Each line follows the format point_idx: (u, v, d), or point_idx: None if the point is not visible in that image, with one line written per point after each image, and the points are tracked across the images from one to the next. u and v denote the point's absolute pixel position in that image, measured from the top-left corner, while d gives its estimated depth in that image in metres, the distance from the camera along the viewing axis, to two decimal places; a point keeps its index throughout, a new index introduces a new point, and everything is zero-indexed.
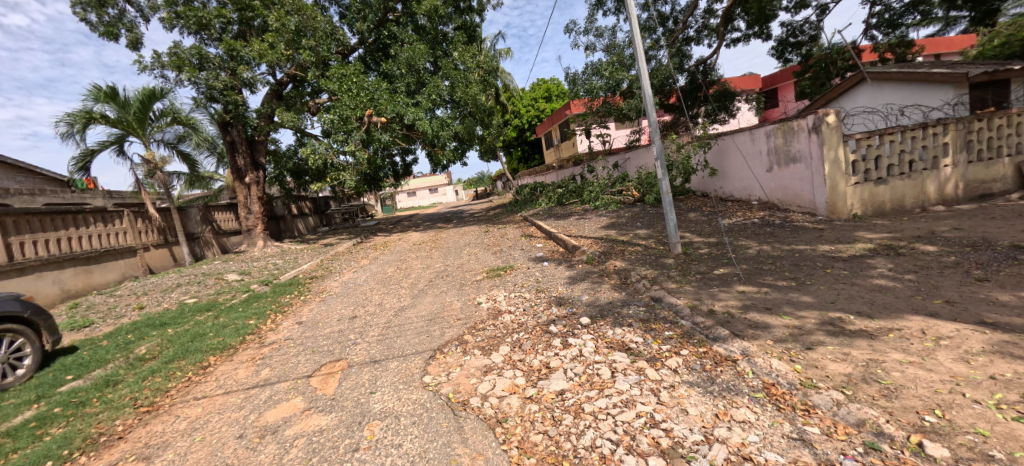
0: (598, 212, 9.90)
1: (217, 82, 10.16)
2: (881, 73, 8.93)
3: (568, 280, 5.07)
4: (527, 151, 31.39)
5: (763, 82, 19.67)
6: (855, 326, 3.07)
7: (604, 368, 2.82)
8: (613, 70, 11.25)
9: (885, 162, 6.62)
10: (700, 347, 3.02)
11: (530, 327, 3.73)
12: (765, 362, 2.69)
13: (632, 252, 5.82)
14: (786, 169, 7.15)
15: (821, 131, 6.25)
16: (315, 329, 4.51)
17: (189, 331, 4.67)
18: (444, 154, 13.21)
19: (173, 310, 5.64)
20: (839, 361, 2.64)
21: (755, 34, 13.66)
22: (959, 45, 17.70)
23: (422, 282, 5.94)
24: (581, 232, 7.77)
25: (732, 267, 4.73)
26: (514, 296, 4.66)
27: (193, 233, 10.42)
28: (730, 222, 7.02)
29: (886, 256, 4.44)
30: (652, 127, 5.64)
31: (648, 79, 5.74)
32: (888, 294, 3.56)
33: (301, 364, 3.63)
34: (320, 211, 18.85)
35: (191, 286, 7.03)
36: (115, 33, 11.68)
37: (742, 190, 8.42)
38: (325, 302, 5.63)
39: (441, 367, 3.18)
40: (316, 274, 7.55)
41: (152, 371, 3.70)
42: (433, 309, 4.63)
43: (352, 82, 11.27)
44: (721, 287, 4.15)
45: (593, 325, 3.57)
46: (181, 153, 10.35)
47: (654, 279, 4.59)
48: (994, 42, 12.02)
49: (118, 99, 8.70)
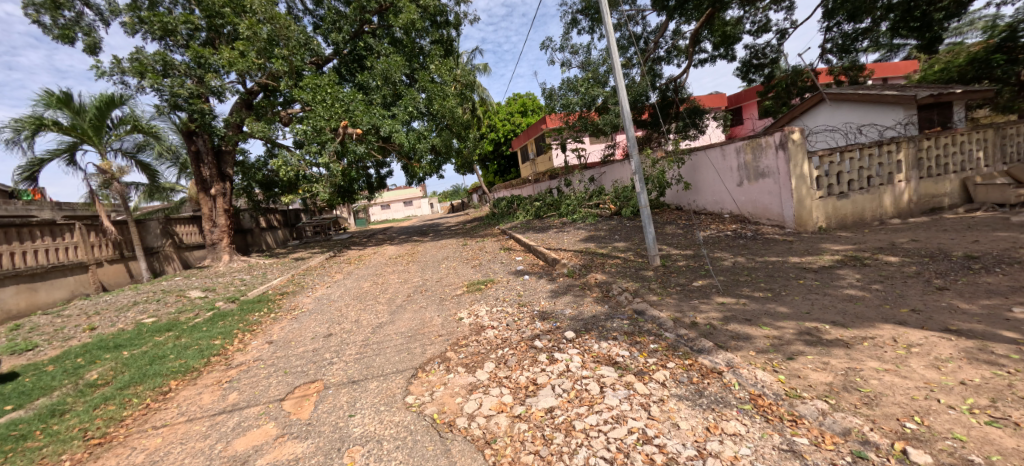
0: (576, 225, 9.97)
1: (182, 89, 9.81)
2: (839, 93, 9.45)
3: (549, 293, 5.04)
4: (503, 165, 31.78)
5: (729, 101, 20.62)
6: (832, 335, 3.15)
7: (592, 383, 2.77)
8: (588, 86, 11.53)
9: (846, 177, 7.01)
10: (686, 359, 3.03)
11: (514, 342, 3.67)
12: (750, 373, 2.72)
13: (612, 264, 5.87)
14: (755, 183, 7.41)
15: (787, 147, 6.54)
16: (287, 349, 4.29)
17: (146, 353, 4.34)
18: (420, 167, 13.07)
19: (129, 331, 5.24)
20: (819, 371, 2.69)
21: (722, 56, 14.33)
22: (904, 70, 19.01)
23: (401, 297, 5.79)
24: (560, 245, 7.81)
25: (710, 279, 4.81)
26: (496, 312, 4.56)
27: (151, 247, 9.85)
28: (706, 235, 7.20)
29: (853, 267, 4.63)
30: (630, 141, 5.61)
31: (625, 86, 5.68)
32: (859, 304, 3.69)
33: (273, 387, 3.42)
34: (290, 224, 18.26)
35: (150, 304, 6.57)
36: (71, 36, 11.16)
37: (715, 203, 8.66)
38: (298, 320, 5.37)
39: (424, 387, 3.06)
40: (287, 290, 7.24)
41: (104, 399, 3.40)
42: (413, 325, 4.49)
43: (327, 93, 11.06)
44: (701, 299, 4.20)
45: (578, 339, 3.54)
46: (140, 163, 9.83)
47: (635, 292, 4.62)
48: (934, 68, 13.02)
49: (72, 105, 8.20)
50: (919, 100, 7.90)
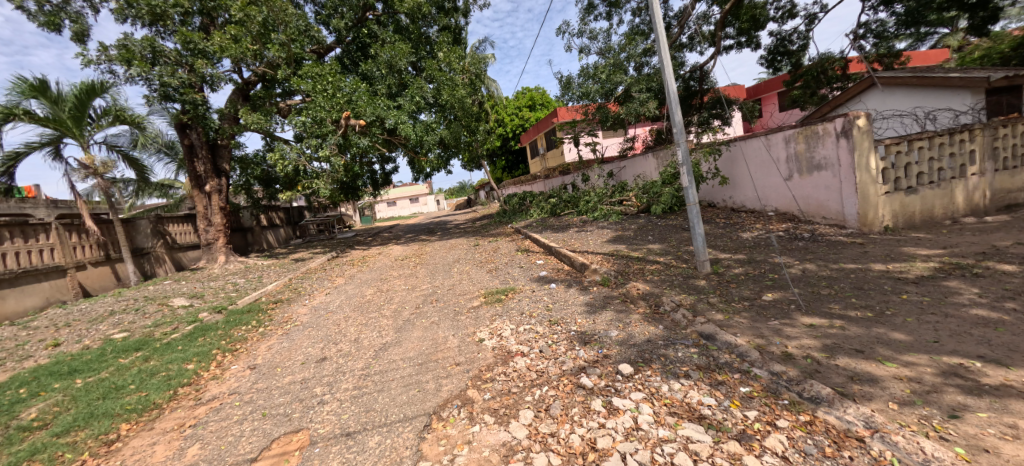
0: (598, 223, 9.15)
1: (172, 78, 9.12)
2: (893, 77, 8.38)
3: (586, 308, 4.23)
4: (511, 160, 31.09)
5: (748, 92, 19.60)
6: (994, 381, 2.32)
7: (679, 454, 1.96)
8: (609, 73, 10.65)
9: (915, 170, 6.14)
10: (800, 413, 2.20)
11: (555, 378, 2.87)
12: (910, 442, 1.90)
13: (653, 272, 5.05)
14: (808, 177, 6.50)
15: (851, 135, 5.64)
16: (270, 378, 3.50)
17: (104, 382, 3.59)
18: (427, 162, 12.32)
19: (93, 349, 4.47)
20: (1013, 440, 1.87)
21: (746, 43, 13.42)
22: (937, 58, 17.85)
23: (408, 309, 5.00)
24: (586, 246, 6.99)
25: (783, 292, 3.96)
26: (524, 332, 3.74)
27: (141, 248, 9.18)
28: (753, 235, 6.32)
29: (963, 277, 3.77)
30: (677, 127, 4.73)
31: (669, 60, 4.81)
32: (1002, 330, 2.84)
33: (244, 439, 2.64)
34: (293, 222, 17.62)
35: (127, 314, 5.79)
36: (58, 23, 10.52)
37: (756, 200, 7.78)
38: (289, 336, 4.60)
39: (442, 447, 2.27)
40: (282, 297, 6.48)
41: (31, 453, 2.64)
42: (423, 348, 3.70)
43: (328, 82, 10.34)
44: (783, 321, 3.38)
45: (638, 377, 2.73)
46: (128, 157, 9.13)
47: (694, 308, 3.81)
48: (980, 53, 11.98)
49: (49, 93, 7.48)
50: (992, 83, 6.97)
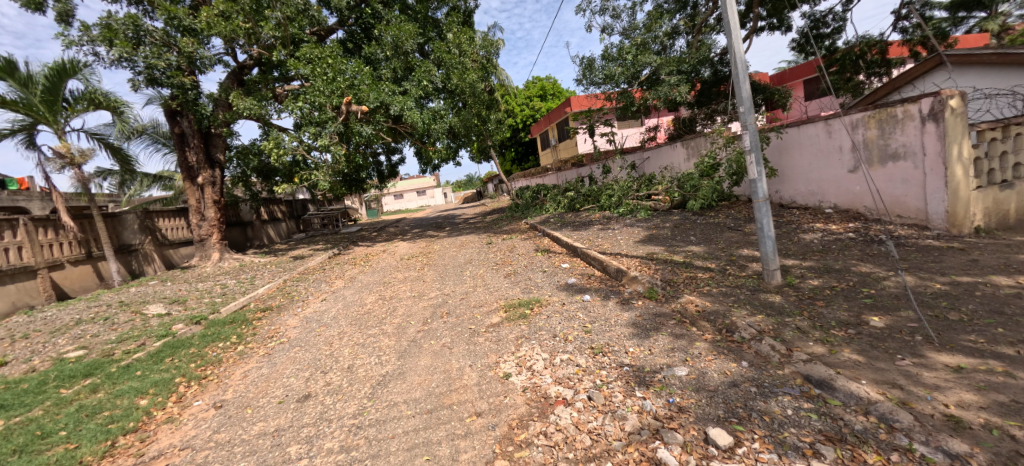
0: (624, 220, 8.28)
1: (158, 59, 8.34)
2: (966, 55, 7.10)
3: (635, 330, 3.39)
4: (521, 152, 30.17)
5: (772, 79, 18.41)
6: None
7: None
8: (635, 53, 9.68)
9: (1011, 160, 5.17)
10: None
11: (618, 451, 2.02)
12: None
13: (710, 282, 4.18)
14: (880, 168, 5.57)
15: (942, 118, 4.69)
16: (236, 426, 2.72)
17: (27, 426, 2.82)
18: (435, 152, 11.47)
19: (35, 373, 3.71)
20: None
21: (777, 25, 12.35)
22: (978, 43, 16.57)
23: (414, 326, 4.19)
24: (616, 247, 6.13)
25: (893, 314, 3.09)
26: (563, 366, 2.91)
27: (128, 245, 8.51)
28: (817, 235, 5.41)
29: None
30: (745, 105, 3.83)
31: (736, 23, 3.91)
32: None
33: None
34: (296, 216, 16.95)
35: (93, 325, 5.05)
36: (39, 3, 9.77)
37: (811, 195, 6.86)
38: (271, 359, 3.83)
39: None
40: (272, 304, 5.72)
41: None
42: (434, 386, 2.88)
43: (328, 65, 9.49)
44: (917, 361, 2.50)
45: (745, 454, 1.89)
46: (111, 146, 8.39)
47: (780, 336, 2.95)
48: None
49: (18, 74, 6.73)
50: None
